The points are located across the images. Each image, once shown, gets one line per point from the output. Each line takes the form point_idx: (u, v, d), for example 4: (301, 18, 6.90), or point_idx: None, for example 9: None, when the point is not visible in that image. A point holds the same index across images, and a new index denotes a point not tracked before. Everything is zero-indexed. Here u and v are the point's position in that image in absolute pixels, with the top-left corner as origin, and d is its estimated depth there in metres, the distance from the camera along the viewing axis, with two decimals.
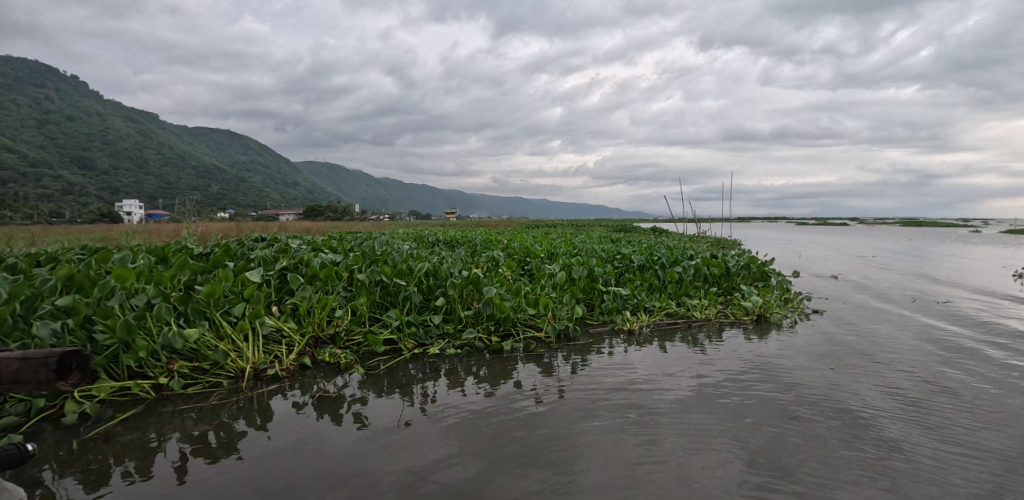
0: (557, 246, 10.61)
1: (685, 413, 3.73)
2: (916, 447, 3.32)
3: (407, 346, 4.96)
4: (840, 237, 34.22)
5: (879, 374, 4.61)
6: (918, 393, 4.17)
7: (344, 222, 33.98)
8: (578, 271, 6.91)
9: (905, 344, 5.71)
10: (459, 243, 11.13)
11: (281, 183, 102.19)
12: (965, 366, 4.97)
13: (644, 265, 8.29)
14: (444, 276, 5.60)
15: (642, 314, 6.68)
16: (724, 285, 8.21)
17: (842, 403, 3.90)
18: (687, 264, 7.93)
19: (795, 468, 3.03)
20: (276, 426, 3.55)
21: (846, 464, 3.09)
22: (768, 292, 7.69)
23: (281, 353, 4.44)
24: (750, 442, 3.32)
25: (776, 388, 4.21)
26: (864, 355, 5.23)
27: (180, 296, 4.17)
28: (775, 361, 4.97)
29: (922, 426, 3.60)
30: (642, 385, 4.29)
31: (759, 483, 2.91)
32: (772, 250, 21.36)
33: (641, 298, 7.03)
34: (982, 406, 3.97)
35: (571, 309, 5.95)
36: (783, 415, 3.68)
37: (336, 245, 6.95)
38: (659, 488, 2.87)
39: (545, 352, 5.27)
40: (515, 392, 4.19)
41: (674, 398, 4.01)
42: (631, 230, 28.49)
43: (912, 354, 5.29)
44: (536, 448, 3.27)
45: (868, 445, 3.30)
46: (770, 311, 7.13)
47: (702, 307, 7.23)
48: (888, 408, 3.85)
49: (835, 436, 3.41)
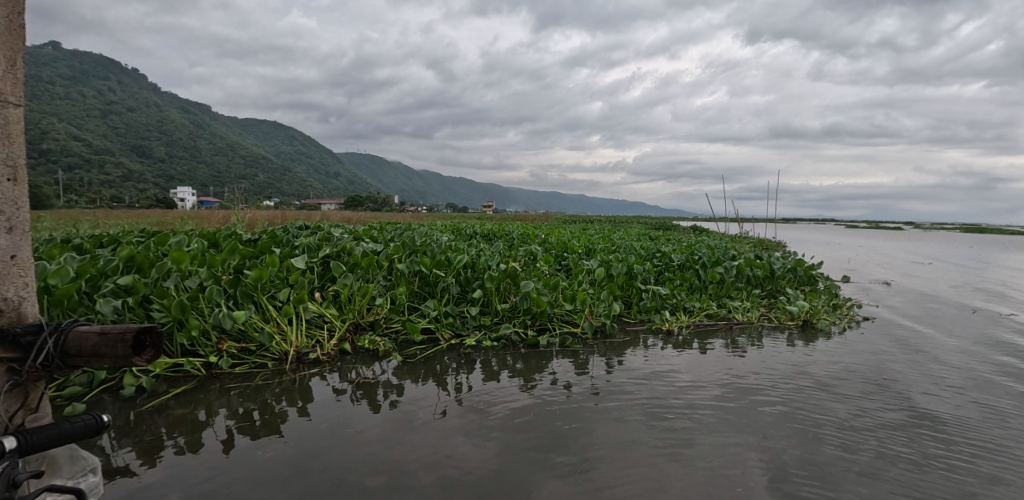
0: (594, 242, 10.52)
1: (725, 417, 3.63)
2: (986, 470, 3.09)
3: (444, 336, 5.02)
4: (891, 243, 32.71)
5: (936, 386, 4.39)
6: (984, 411, 3.90)
7: (383, 213, 34.58)
8: (616, 268, 6.83)
9: (965, 356, 5.40)
10: (496, 237, 11.16)
11: (324, 174, 105.10)
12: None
13: (684, 264, 8.13)
14: (482, 268, 5.63)
15: (682, 314, 6.56)
16: (768, 288, 7.97)
17: (896, 416, 3.73)
18: (730, 264, 7.73)
19: (844, 479, 2.91)
20: (316, 409, 3.65)
21: (900, 478, 2.95)
22: (815, 297, 7.42)
23: (322, 337, 4.56)
24: (795, 449, 3.21)
25: (824, 397, 4.03)
26: (919, 365, 4.99)
27: (230, 280, 4.34)
28: (822, 367, 4.78)
29: (991, 447, 3.35)
30: (681, 386, 4.20)
31: (806, 490, 2.81)
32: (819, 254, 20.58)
33: (681, 298, 6.89)
34: None
35: (609, 306, 5.89)
36: (832, 426, 3.54)
37: (377, 234, 7.08)
38: (699, 489, 2.80)
39: (581, 348, 5.24)
40: (551, 387, 4.17)
41: (714, 401, 3.91)
42: (670, 228, 27.97)
43: (973, 367, 5.02)
44: (572, 442, 3.24)
45: (923, 461, 3.15)
46: (816, 317, 6.89)
47: (744, 310, 7.04)
48: (951, 426, 3.62)
49: (892, 453, 3.22)
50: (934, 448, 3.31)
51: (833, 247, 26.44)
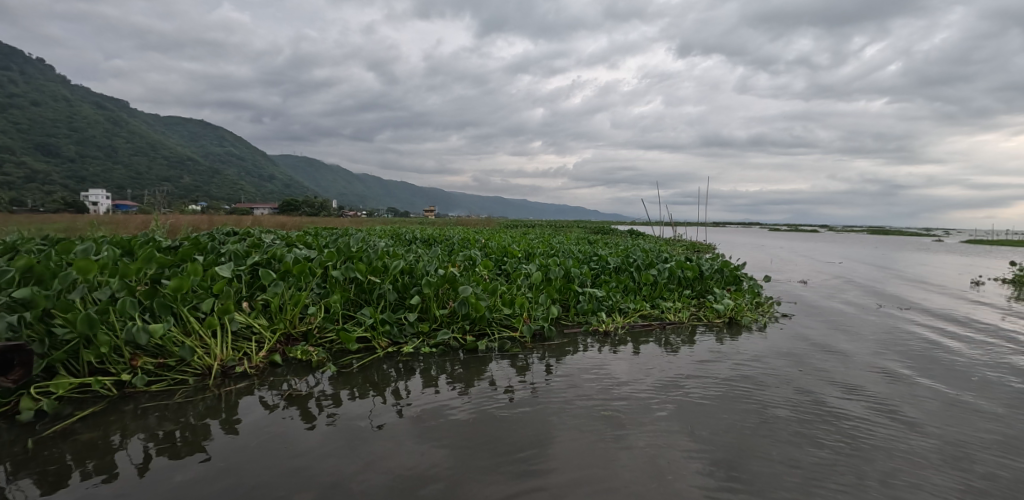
0: (534, 246, 10.66)
1: (665, 416, 3.72)
2: (902, 458, 3.27)
3: (381, 344, 4.94)
4: (807, 245, 35.26)
5: (846, 375, 4.76)
6: (897, 400, 4.17)
7: (321, 217, 33.57)
8: (554, 271, 6.96)
9: (873, 348, 5.85)
10: (437, 242, 11.09)
11: (257, 176, 100.53)
12: (932, 369, 5.08)
13: (619, 267, 8.40)
14: (420, 274, 5.55)
15: (617, 315, 6.78)
16: (698, 288, 8.37)
17: (811, 405, 4.01)
18: (662, 267, 8.07)
19: (765, 467, 3.10)
20: (245, 425, 3.47)
21: (813, 462, 3.18)
22: (740, 296, 7.87)
23: (250, 349, 4.35)
24: (722, 441, 3.38)
25: (750, 390, 4.27)
26: (830, 357, 5.41)
27: (145, 291, 4.05)
28: (746, 362, 5.08)
29: (902, 434, 3.60)
30: (620, 386, 4.28)
31: (731, 480, 2.97)
32: (748, 255, 21.78)
33: (617, 299, 7.11)
34: (941, 405, 4.13)
35: (547, 310, 6.00)
36: (754, 416, 3.76)
37: (311, 240, 6.84)
38: (637, 487, 2.89)
39: (520, 352, 5.31)
40: (491, 392, 4.18)
41: (652, 401, 4.00)
42: (611, 233, 28.74)
43: (878, 356, 5.48)
44: (512, 446, 3.26)
45: (835, 444, 3.40)
46: (741, 314, 7.32)
47: (677, 309, 7.35)
48: (871, 417, 3.83)
49: (820, 447, 3.37)
50: (859, 440, 3.48)
51: (758, 248, 28.16)
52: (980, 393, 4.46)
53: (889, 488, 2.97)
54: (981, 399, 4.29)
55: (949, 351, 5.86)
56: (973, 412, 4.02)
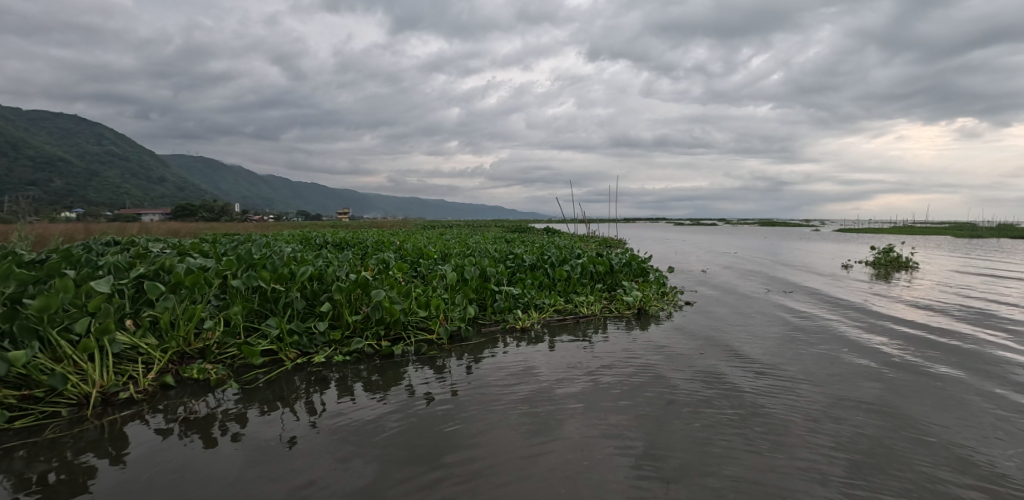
0: (450, 246, 10.61)
1: (583, 409, 3.82)
2: (789, 424, 3.64)
3: (289, 356, 4.70)
4: (706, 237, 38.01)
5: (741, 356, 5.21)
6: (788, 376, 4.57)
7: (220, 221, 31.33)
8: (470, 271, 6.97)
9: (763, 330, 6.44)
10: (349, 246, 10.72)
11: (145, 178, 91.58)
12: (812, 346, 5.68)
13: (534, 264, 8.59)
14: (331, 280, 5.31)
15: (533, 312, 6.95)
16: (609, 282, 8.77)
17: (711, 385, 4.34)
18: (575, 263, 8.37)
19: (674, 446, 3.32)
20: (135, 456, 3.16)
21: (715, 437, 3.45)
22: (646, 287, 8.35)
23: (137, 372, 3.96)
24: (634, 426, 3.57)
25: (658, 376, 4.55)
26: (728, 339, 5.88)
27: (2, 314, 3.54)
28: (654, 350, 5.41)
29: (788, 403, 4.00)
30: (538, 382, 4.36)
31: (644, 461, 3.15)
32: (655, 249, 23.12)
33: (532, 296, 7.28)
34: (819, 375, 4.64)
35: (464, 310, 6.02)
36: (661, 400, 4.01)
37: (207, 248, 6.32)
38: (559, 478, 2.97)
39: (437, 354, 5.32)
40: (410, 397, 4.12)
41: (571, 395, 4.10)
42: (526, 231, 29.28)
43: (766, 337, 6.06)
44: (435, 452, 3.24)
45: (733, 419, 3.71)
46: (648, 305, 7.77)
47: (589, 303, 7.67)
48: (769, 395, 4.16)
49: (723, 423, 3.65)
50: (760, 417, 3.75)
51: (664, 242, 29.95)
52: (855, 365, 5.00)
53: (787, 458, 3.21)
54: (856, 370, 4.80)
55: (827, 329, 6.55)
56: (844, 379, 4.56)
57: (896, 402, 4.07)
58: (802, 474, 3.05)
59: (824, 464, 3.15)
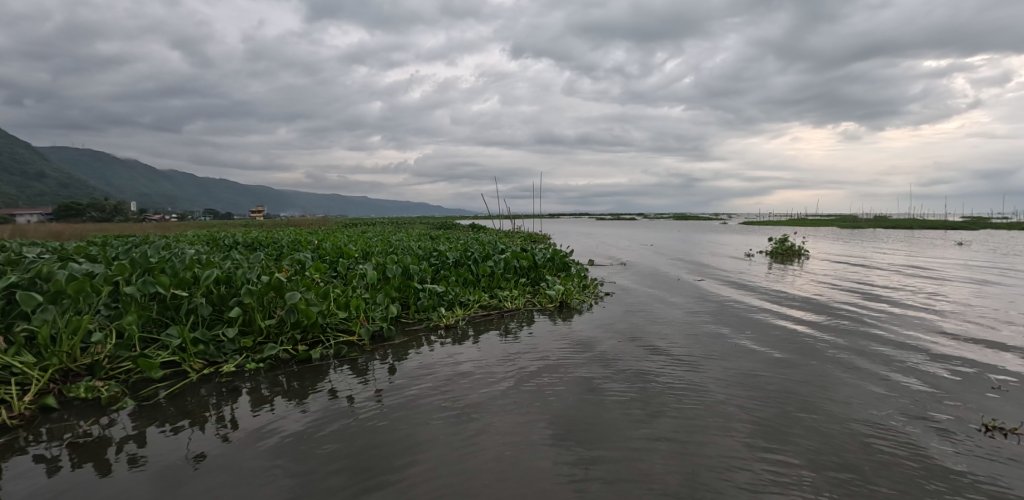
0: (372, 245, 10.34)
1: (511, 407, 3.86)
2: (700, 406, 3.96)
3: (194, 367, 4.39)
4: (625, 231, 39.62)
5: (656, 346, 5.55)
6: (699, 365, 4.93)
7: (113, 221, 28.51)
8: (392, 270, 6.85)
9: (676, 319, 6.90)
10: (262, 246, 10.14)
11: (19, 174, 81.32)
12: (719, 334, 6.16)
13: (458, 261, 8.59)
14: (240, 283, 5.00)
15: (457, 308, 6.98)
16: (533, 276, 8.96)
17: (630, 375, 4.60)
18: (498, 258, 8.46)
19: (598, 432, 3.49)
20: (12, 491, 2.83)
21: (635, 421, 3.68)
22: (568, 280, 8.63)
23: (10, 396, 3.53)
24: (560, 416, 3.72)
25: (580, 368, 4.76)
26: (644, 331, 6.24)
27: None
28: (577, 343, 5.63)
29: (698, 388, 4.34)
30: (465, 382, 4.35)
31: (571, 447, 3.29)
32: (578, 243, 23.80)
33: (456, 293, 7.30)
34: (724, 362, 5.07)
35: (386, 309, 5.92)
36: (584, 390, 4.20)
37: (93, 252, 5.73)
38: (488, 471, 3.04)
39: (359, 356, 5.20)
40: (331, 401, 4.00)
41: (498, 392, 4.14)
42: (451, 228, 29.11)
43: (679, 327, 6.50)
44: (361, 457, 3.18)
45: (650, 404, 3.97)
46: (570, 297, 8.06)
47: (513, 298, 7.84)
48: (686, 384, 4.41)
49: (641, 408, 3.90)
50: (681, 406, 3.96)
51: (586, 237, 30.88)
52: (760, 353, 5.42)
53: (708, 442, 3.41)
54: (760, 357, 5.23)
55: (734, 318, 7.06)
56: (745, 365, 5.00)
57: (798, 387, 4.45)
58: (721, 456, 3.25)
59: (740, 446, 3.38)
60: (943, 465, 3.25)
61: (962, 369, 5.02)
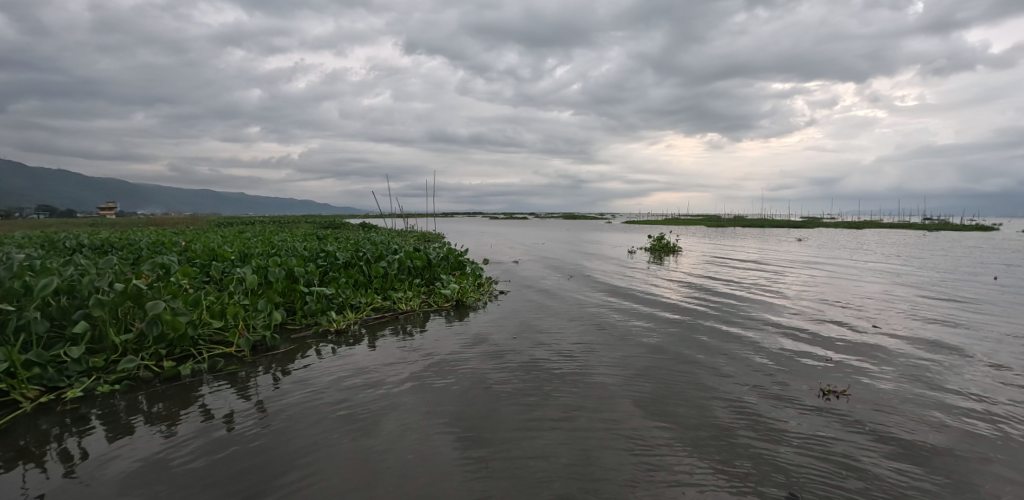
0: (250, 245, 9.58)
1: (407, 422, 3.87)
2: (592, 406, 4.29)
3: (29, 395, 3.78)
4: (517, 230, 40.66)
5: (548, 348, 5.88)
6: (589, 364, 5.31)
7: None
8: (275, 273, 6.41)
9: (566, 318, 7.32)
10: (114, 249, 8.94)
11: None
12: (605, 331, 6.64)
13: (348, 261, 8.22)
14: (87, 293, 4.37)
15: (349, 312, 6.75)
16: (427, 276, 8.88)
17: (528, 380, 4.84)
18: (391, 259, 8.26)
19: (499, 442, 3.66)
20: None
21: (535, 427, 3.90)
22: (463, 279, 8.70)
23: None
24: (463, 428, 3.84)
25: (479, 377, 4.91)
26: (538, 332, 6.55)
27: None
28: (474, 350, 5.79)
29: (590, 388, 4.69)
30: (357, 398, 4.27)
31: (474, 460, 3.42)
32: (472, 242, 24.00)
33: (347, 295, 7.04)
34: (611, 359, 5.51)
35: (269, 316, 5.54)
36: (485, 400, 4.36)
37: None
38: (386, 490, 3.06)
39: (239, 368, 4.84)
40: (207, 424, 3.72)
41: (393, 407, 4.12)
42: (340, 227, 27.86)
43: (569, 325, 6.90)
44: (245, 488, 3.05)
45: (547, 408, 4.22)
46: (465, 297, 8.21)
47: (407, 299, 7.78)
48: (577, 388, 4.68)
49: (540, 413, 4.14)
50: (574, 411, 4.20)
51: (479, 236, 31.26)
52: (643, 347, 5.97)
53: (599, 446, 3.66)
54: (640, 352, 5.76)
55: (618, 315, 7.59)
56: (629, 360, 5.47)
57: (674, 381, 4.91)
58: (611, 460, 3.49)
59: (627, 448, 3.66)
60: (790, 445, 3.79)
61: (801, 352, 5.93)
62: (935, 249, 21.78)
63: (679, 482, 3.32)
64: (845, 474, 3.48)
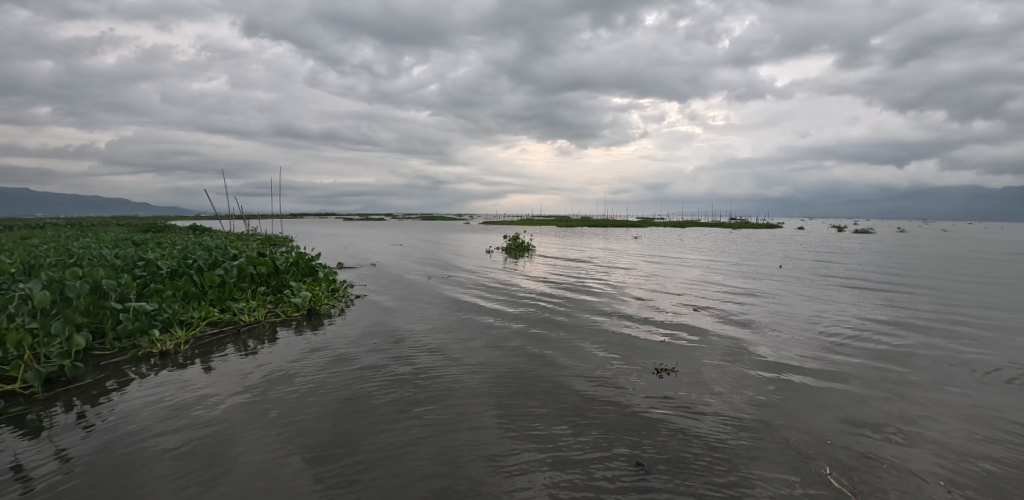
0: (39, 254, 7.97)
1: (256, 462, 3.71)
2: (453, 416, 4.47)
3: None
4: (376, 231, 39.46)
5: (408, 356, 5.93)
6: (450, 371, 5.47)
7: None
8: (76, 287, 5.37)
9: (426, 322, 7.40)
10: None
11: None
12: (465, 334, 6.86)
13: (175, 271, 7.13)
14: None
15: (178, 330, 5.95)
16: (273, 284, 8.13)
17: (389, 394, 4.86)
18: (229, 265, 7.39)
19: (357, 465, 3.73)
20: None
21: (395, 445, 3.99)
22: (315, 285, 8.20)
23: None
24: (318, 455, 3.83)
25: (337, 395, 4.82)
26: (397, 339, 6.54)
27: None
28: (329, 364, 5.61)
29: (451, 396, 4.86)
30: (193, 442, 3.95)
31: (329, 490, 3.46)
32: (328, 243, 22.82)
33: (175, 310, 6.17)
34: (470, 362, 5.73)
35: (68, 342, 4.77)
36: (343, 421, 4.33)
37: None
38: None
39: (29, 409, 4.24)
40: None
41: (238, 448, 3.88)
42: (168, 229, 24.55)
43: (430, 329, 7.00)
44: None
45: (408, 423, 4.32)
46: (318, 304, 7.77)
47: (250, 310, 7.10)
48: (444, 404, 4.70)
49: (401, 430, 4.22)
50: (440, 432, 4.21)
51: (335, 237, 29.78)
52: (502, 347, 6.29)
53: (466, 467, 3.74)
54: (498, 352, 6.08)
55: (479, 318, 7.71)
56: (488, 362, 5.74)
57: (533, 385, 5.15)
58: (478, 483, 3.57)
59: (493, 466, 3.78)
60: (636, 435, 4.24)
61: (636, 339, 6.74)
62: (739, 244, 25.88)
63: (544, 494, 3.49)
64: (680, 452, 4.03)
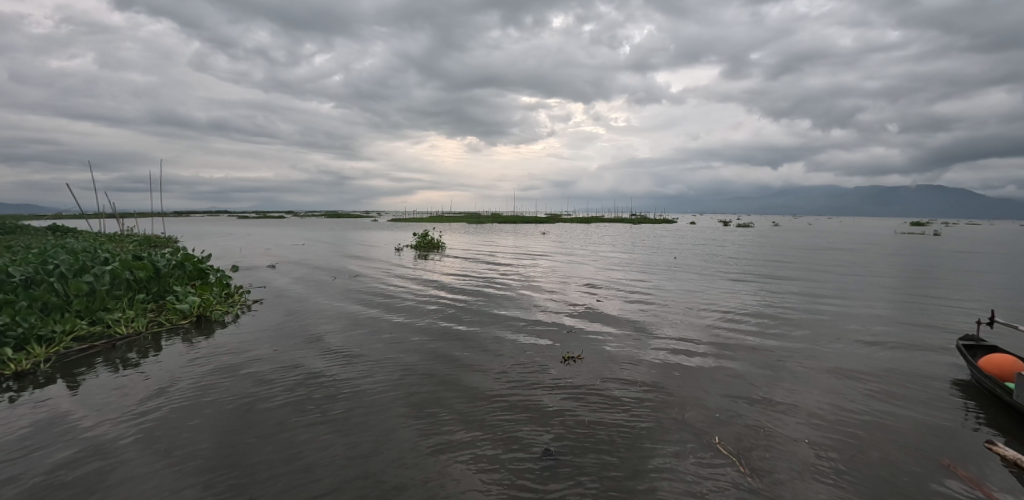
0: None
1: (144, 490, 3.46)
2: (361, 417, 4.41)
3: None
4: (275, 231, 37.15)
5: (313, 361, 5.71)
6: (357, 373, 5.36)
7: None
8: None
9: (332, 326, 7.15)
10: None
11: None
12: (373, 336, 6.72)
13: (31, 279, 6.30)
14: None
15: (36, 347, 5.28)
16: (155, 290, 7.44)
17: (292, 402, 4.68)
18: (100, 271, 6.66)
19: (256, 478, 3.59)
20: None
21: (298, 452, 3.89)
22: (205, 290, 7.60)
23: None
24: (211, 473, 3.64)
25: (234, 407, 4.56)
26: (301, 344, 6.27)
27: None
28: (225, 374, 5.26)
29: (359, 398, 4.77)
30: (61, 475, 3.60)
31: None
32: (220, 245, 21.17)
33: (32, 324, 5.47)
34: (379, 364, 5.65)
35: None
36: (240, 434, 4.13)
37: None
38: None
39: None
40: None
41: (117, 475, 3.60)
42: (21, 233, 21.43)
43: (336, 333, 6.79)
44: None
45: (313, 430, 4.21)
46: (209, 310, 7.21)
47: (128, 320, 6.45)
48: (352, 406, 4.62)
49: (305, 436, 4.11)
50: (348, 434, 4.15)
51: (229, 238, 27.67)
52: (411, 347, 6.25)
53: (376, 467, 3.72)
54: (409, 353, 6.03)
55: (388, 321, 7.57)
56: (397, 362, 5.69)
57: (445, 382, 5.17)
58: (389, 481, 3.58)
59: (405, 462, 3.80)
60: (545, 422, 4.44)
61: (543, 335, 6.99)
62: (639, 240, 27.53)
63: (457, 486, 3.55)
64: (585, 433, 4.28)
